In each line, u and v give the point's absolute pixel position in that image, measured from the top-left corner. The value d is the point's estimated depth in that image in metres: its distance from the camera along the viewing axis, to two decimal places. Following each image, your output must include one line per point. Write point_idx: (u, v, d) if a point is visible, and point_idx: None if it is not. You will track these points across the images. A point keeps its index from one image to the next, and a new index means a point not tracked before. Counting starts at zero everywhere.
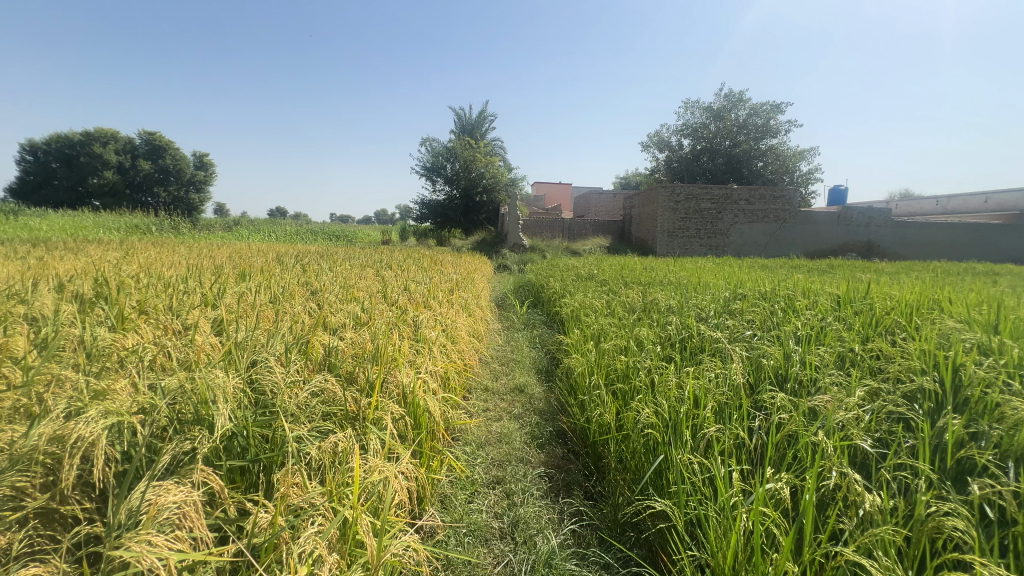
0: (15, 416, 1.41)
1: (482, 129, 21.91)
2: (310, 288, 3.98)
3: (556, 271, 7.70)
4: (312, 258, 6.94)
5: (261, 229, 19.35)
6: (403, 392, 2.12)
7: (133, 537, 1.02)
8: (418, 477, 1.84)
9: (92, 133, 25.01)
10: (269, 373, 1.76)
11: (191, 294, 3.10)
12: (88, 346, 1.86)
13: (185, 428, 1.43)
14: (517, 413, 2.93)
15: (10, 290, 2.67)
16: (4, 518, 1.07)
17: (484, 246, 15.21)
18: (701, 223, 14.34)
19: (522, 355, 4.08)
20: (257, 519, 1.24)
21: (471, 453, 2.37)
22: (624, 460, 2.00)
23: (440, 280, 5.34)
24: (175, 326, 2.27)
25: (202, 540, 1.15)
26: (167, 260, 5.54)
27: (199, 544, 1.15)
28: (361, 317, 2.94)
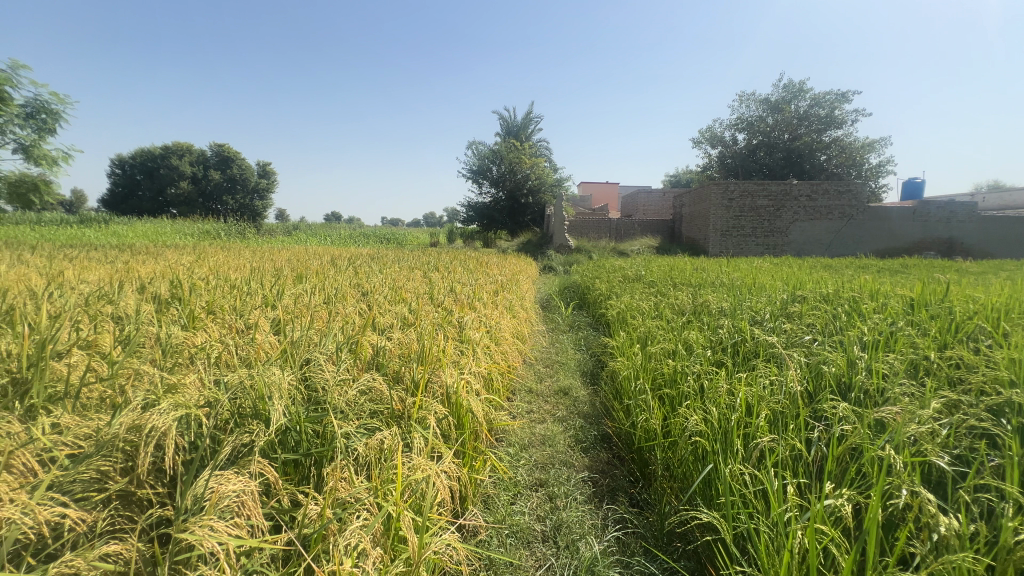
0: (102, 405, 1.56)
1: (527, 130, 21.90)
2: (362, 289, 4.14)
3: (602, 272, 7.58)
4: (365, 261, 7.20)
5: (318, 233, 20.36)
6: (446, 392, 2.16)
7: (196, 521, 1.10)
8: (462, 477, 1.86)
9: (171, 147, 27.29)
10: (321, 371, 1.83)
11: (253, 295, 3.30)
12: (163, 342, 2.03)
13: (245, 421, 1.53)
14: (562, 415, 2.91)
15: (100, 292, 2.96)
16: (91, 499, 1.19)
17: (530, 248, 15.23)
18: (757, 221, 13.69)
19: (568, 357, 4.05)
20: (308, 511, 1.31)
21: (514, 454, 2.38)
22: (671, 468, 1.94)
23: (485, 281, 5.39)
24: (238, 325, 2.43)
25: (258, 528, 1.23)
26: (233, 263, 5.93)
27: (256, 531, 1.23)
28: (408, 318, 3.03)
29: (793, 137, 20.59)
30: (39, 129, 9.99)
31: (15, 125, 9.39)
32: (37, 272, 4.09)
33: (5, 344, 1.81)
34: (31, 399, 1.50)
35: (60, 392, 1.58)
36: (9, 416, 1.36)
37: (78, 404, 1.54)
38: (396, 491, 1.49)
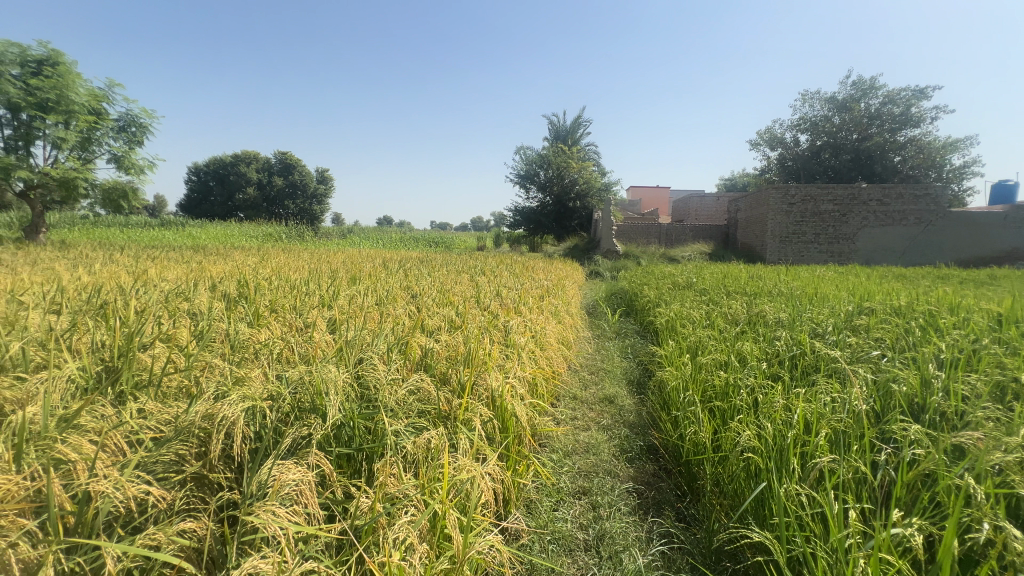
0: (180, 394, 1.70)
1: (576, 134, 21.77)
2: (411, 292, 4.26)
3: (651, 278, 7.40)
4: (415, 264, 7.41)
5: (370, 236, 21.16)
6: (491, 395, 2.18)
7: (260, 506, 1.18)
8: (505, 480, 1.88)
9: (241, 155, 29.31)
10: (373, 370, 1.91)
11: (311, 295, 3.48)
12: (232, 338, 2.18)
13: (303, 415, 1.62)
14: (606, 424, 2.86)
15: (177, 289, 3.22)
16: (170, 479, 1.31)
17: (577, 253, 15.10)
18: (821, 227, 12.91)
19: (614, 365, 3.97)
20: (359, 503, 1.37)
21: (557, 460, 2.36)
22: (722, 484, 1.86)
23: (531, 286, 5.40)
24: (297, 324, 2.57)
25: (314, 516, 1.30)
26: (293, 264, 6.28)
27: (312, 519, 1.29)
28: (455, 321, 3.08)
29: (862, 137, 19.26)
30: (129, 141, 10.98)
31: (109, 138, 10.38)
32: (124, 271, 4.49)
33: (100, 336, 2.01)
34: (121, 385, 1.66)
35: (144, 380, 1.73)
36: (103, 400, 1.51)
37: (160, 391, 1.69)
38: (442, 489, 1.52)
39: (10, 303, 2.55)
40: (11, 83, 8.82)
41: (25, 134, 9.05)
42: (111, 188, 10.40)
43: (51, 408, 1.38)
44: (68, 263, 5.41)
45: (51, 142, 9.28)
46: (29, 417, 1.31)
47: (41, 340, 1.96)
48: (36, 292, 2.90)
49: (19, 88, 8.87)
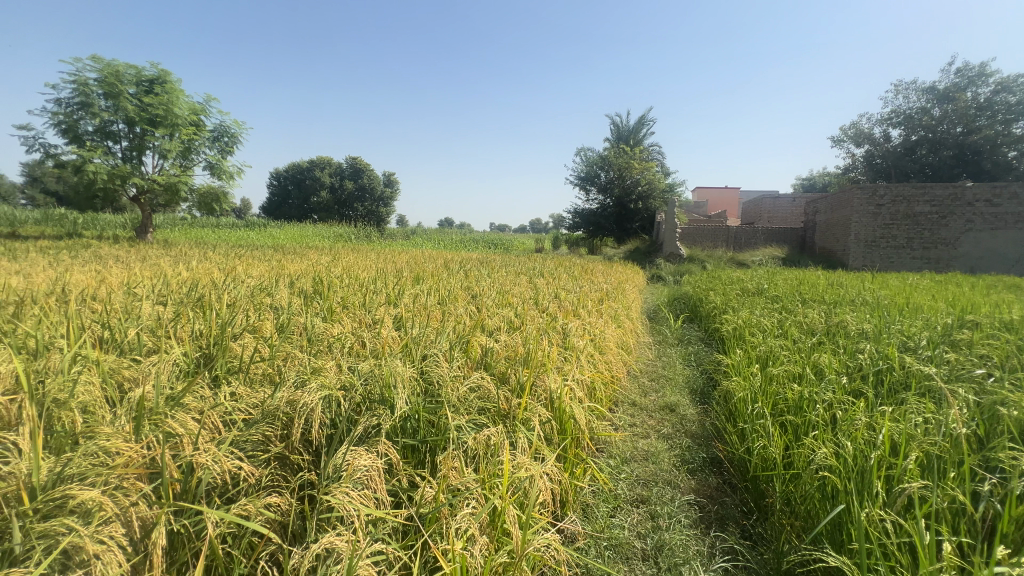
0: (265, 379, 1.86)
1: (639, 134, 21.22)
2: (471, 292, 4.35)
3: (717, 283, 7.07)
4: (474, 265, 7.56)
5: (432, 237, 21.84)
6: (550, 396, 2.18)
7: (336, 487, 1.26)
8: (562, 481, 1.87)
9: (316, 161, 31.36)
10: (437, 366, 1.97)
11: (379, 294, 3.65)
12: (309, 332, 2.35)
13: (372, 405, 1.70)
14: (667, 433, 2.76)
15: (261, 285, 3.51)
16: (257, 457, 1.43)
17: (638, 256, 14.71)
18: (915, 230, 11.71)
19: (676, 372, 3.82)
20: (424, 492, 1.42)
21: (615, 466, 2.31)
22: (793, 504, 1.74)
23: (590, 289, 5.34)
24: (367, 320, 2.72)
25: (382, 501, 1.37)
26: (361, 263, 6.63)
27: (380, 503, 1.37)
28: (514, 322, 3.12)
29: (968, 130, 17.16)
30: (222, 150, 12.07)
31: (206, 148, 11.46)
32: (215, 268, 4.94)
33: (199, 324, 2.24)
34: (216, 370, 1.84)
35: (236, 366, 1.91)
36: (202, 382, 1.69)
37: (248, 376, 1.85)
38: (501, 485, 1.55)
39: (126, 293, 2.89)
40: (129, 101, 10.01)
41: (138, 145, 10.24)
42: (206, 193, 11.45)
43: (162, 386, 1.56)
44: (170, 259, 6.03)
45: (158, 151, 10.43)
46: (145, 395, 1.49)
47: (152, 326, 2.21)
48: (145, 285, 3.27)
49: (135, 105, 10.04)
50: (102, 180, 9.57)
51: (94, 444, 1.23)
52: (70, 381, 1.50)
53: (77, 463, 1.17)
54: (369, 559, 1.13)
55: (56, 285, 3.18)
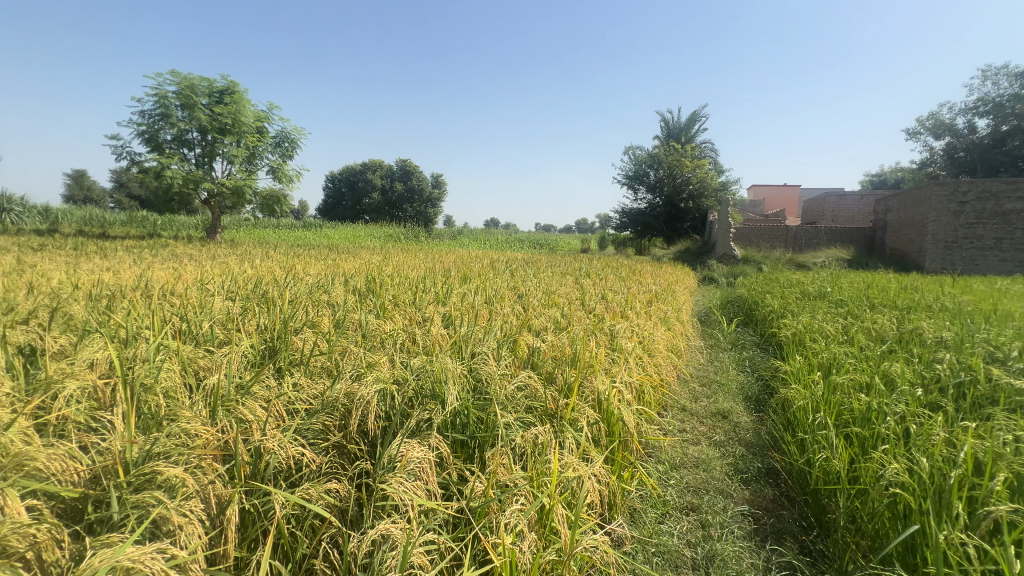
0: (323, 372, 1.95)
1: (691, 131, 20.52)
2: (517, 291, 4.37)
3: (774, 286, 6.72)
4: (521, 265, 7.60)
5: (478, 237, 22.13)
6: (598, 398, 2.16)
7: (390, 477, 1.31)
8: (610, 483, 1.84)
9: (369, 164, 32.61)
10: (485, 364, 2.00)
11: (428, 292, 3.74)
12: (364, 328, 2.44)
13: (424, 399, 1.75)
14: (719, 440, 2.66)
15: (318, 283, 3.69)
16: (318, 444, 1.51)
17: (688, 257, 14.24)
18: (1004, 230, 10.62)
19: (729, 378, 3.66)
20: (474, 487, 1.45)
21: (664, 472, 2.25)
22: (859, 521, 1.63)
23: (638, 290, 5.22)
24: (417, 318, 2.79)
25: (434, 492, 1.41)
26: (411, 263, 6.82)
27: (432, 494, 1.41)
28: (561, 322, 3.11)
29: None
30: (283, 155, 12.80)
31: (268, 153, 12.18)
32: (277, 266, 5.25)
33: (264, 318, 2.39)
34: (280, 361, 1.96)
35: (297, 358, 2.02)
36: (268, 373, 1.80)
37: (309, 368, 1.96)
38: (549, 483, 1.55)
39: (200, 289, 3.13)
40: (202, 111, 10.82)
41: (209, 152, 11.04)
42: (268, 196, 12.15)
43: (233, 375, 1.68)
44: (237, 258, 6.46)
45: (227, 157, 11.20)
46: (218, 383, 1.61)
47: (223, 320, 2.38)
48: (216, 281, 3.52)
49: (207, 115, 10.84)
50: (178, 184, 10.40)
51: (177, 426, 1.34)
52: (155, 368, 1.65)
53: (161, 442, 1.28)
54: (422, 548, 1.17)
55: (141, 281, 3.49)
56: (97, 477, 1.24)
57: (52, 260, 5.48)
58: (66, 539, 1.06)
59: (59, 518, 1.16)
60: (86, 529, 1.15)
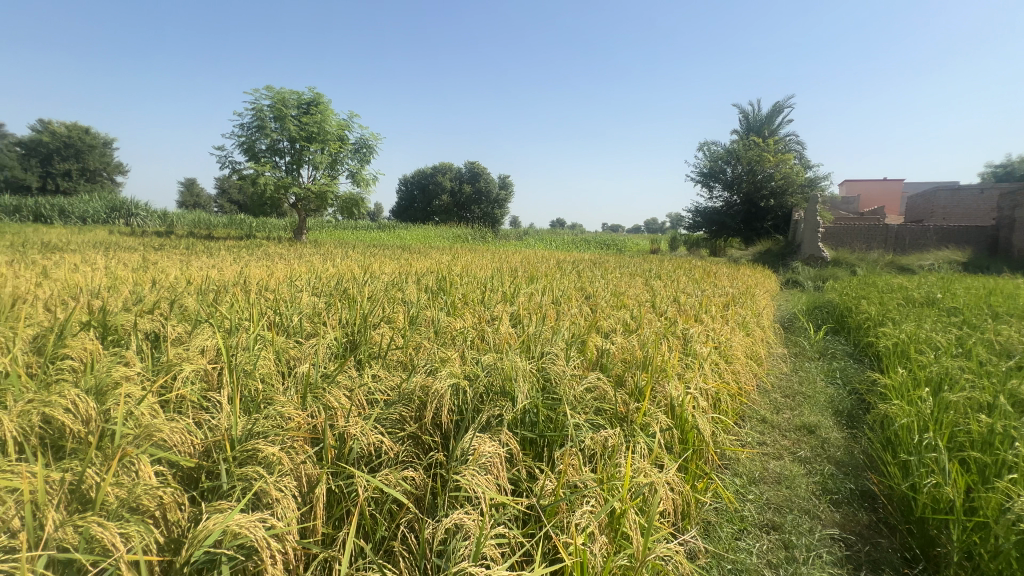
0: (400, 365, 2.05)
1: (774, 123, 19.10)
2: (585, 292, 4.32)
3: (871, 291, 6.09)
4: (587, 265, 7.49)
5: (544, 237, 22.13)
6: (671, 403, 2.09)
7: (464, 469, 1.36)
8: (684, 493, 1.77)
9: (439, 167, 33.74)
10: (554, 363, 2.01)
11: (496, 292, 3.80)
12: (436, 325, 2.53)
13: (494, 396, 1.79)
14: (804, 456, 2.45)
15: (394, 281, 3.87)
16: (396, 433, 1.59)
17: (769, 258, 13.28)
18: None
19: (816, 390, 3.38)
20: (544, 485, 1.46)
21: (741, 485, 2.12)
22: (979, 558, 1.44)
23: (713, 293, 4.96)
24: (486, 316, 2.85)
25: (504, 488, 1.43)
26: (479, 263, 6.95)
27: (502, 490, 1.43)
28: (631, 324, 3.03)
29: None
30: (363, 160, 13.59)
31: (349, 159, 12.98)
32: (355, 265, 5.58)
33: (347, 314, 2.56)
34: (360, 353, 2.09)
35: (376, 351, 2.14)
36: (350, 364, 1.92)
37: (386, 360, 2.07)
38: (620, 488, 1.52)
39: (290, 285, 3.41)
40: (291, 122, 11.78)
41: (297, 160, 11.98)
42: (347, 199, 12.94)
43: (320, 365, 1.82)
44: (319, 257, 6.94)
45: (312, 164, 12.09)
46: (307, 371, 1.75)
47: (310, 314, 2.58)
48: (303, 279, 3.81)
49: (296, 125, 11.79)
50: (270, 190, 11.39)
51: (275, 409, 1.48)
52: (254, 356, 1.82)
53: (261, 423, 1.42)
54: (493, 541, 1.20)
55: (240, 277, 3.87)
56: (208, 451, 1.39)
57: (168, 258, 6.22)
58: (186, 503, 1.21)
59: (180, 484, 1.32)
60: (200, 496, 1.30)
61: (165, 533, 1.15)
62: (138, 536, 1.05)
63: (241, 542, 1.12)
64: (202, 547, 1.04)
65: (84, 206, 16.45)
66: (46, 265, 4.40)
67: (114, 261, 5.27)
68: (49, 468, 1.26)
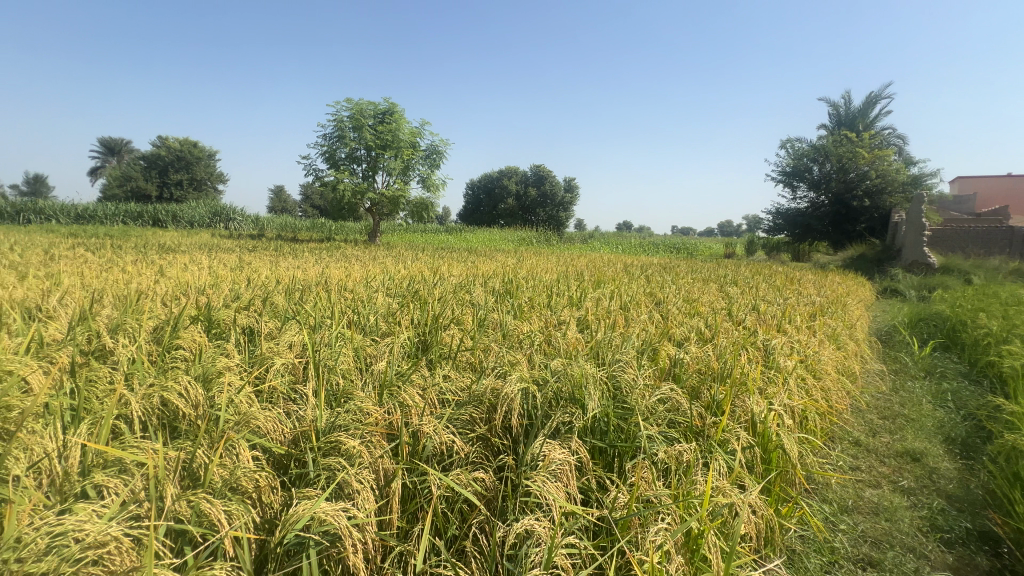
0: (470, 366, 2.10)
1: (870, 115, 17.36)
2: (655, 298, 4.17)
3: (993, 302, 5.33)
4: (657, 270, 7.25)
5: (610, 241, 21.68)
6: (752, 419, 1.97)
7: (534, 475, 1.37)
8: (767, 518, 1.65)
9: (506, 171, 34.18)
10: (625, 372, 1.96)
11: (563, 296, 3.78)
12: (505, 328, 2.57)
13: (564, 402, 1.78)
14: (907, 487, 2.19)
15: (462, 284, 3.97)
16: (468, 434, 1.63)
17: (862, 264, 12.08)
18: None
19: (922, 412, 3.02)
20: (616, 497, 1.43)
21: (831, 513, 1.94)
22: None
23: (797, 302, 4.59)
24: (553, 321, 2.84)
25: (573, 496, 1.42)
26: (543, 266, 6.95)
27: (572, 499, 1.42)
28: (705, 333, 2.89)
29: None
30: (433, 166, 14.11)
31: (420, 165, 13.52)
32: (425, 267, 5.78)
33: (420, 315, 2.66)
34: (432, 354, 2.17)
35: (448, 352, 2.21)
36: (423, 364, 2.00)
37: (457, 361, 2.13)
38: (697, 506, 1.44)
39: (366, 286, 3.61)
40: (368, 131, 12.50)
41: (373, 166, 12.68)
42: (418, 203, 13.48)
43: (396, 363, 1.91)
44: (392, 259, 7.27)
45: (386, 170, 12.75)
46: (384, 369, 1.85)
47: (385, 313, 2.72)
48: (377, 280, 4.01)
49: (372, 134, 12.50)
50: (348, 195, 12.16)
51: (356, 403, 1.57)
52: (336, 353, 1.95)
53: (344, 416, 1.52)
54: (564, 551, 1.19)
55: (322, 277, 4.15)
56: (297, 439, 1.51)
57: (260, 258, 6.82)
58: (278, 487, 1.32)
59: (273, 468, 1.45)
60: (289, 481, 1.41)
61: (260, 513, 1.26)
62: (238, 514, 1.16)
63: (327, 529, 1.20)
64: (293, 530, 1.13)
65: (192, 211, 18.47)
66: (163, 265, 4.99)
67: (216, 261, 5.87)
68: (166, 446, 1.42)
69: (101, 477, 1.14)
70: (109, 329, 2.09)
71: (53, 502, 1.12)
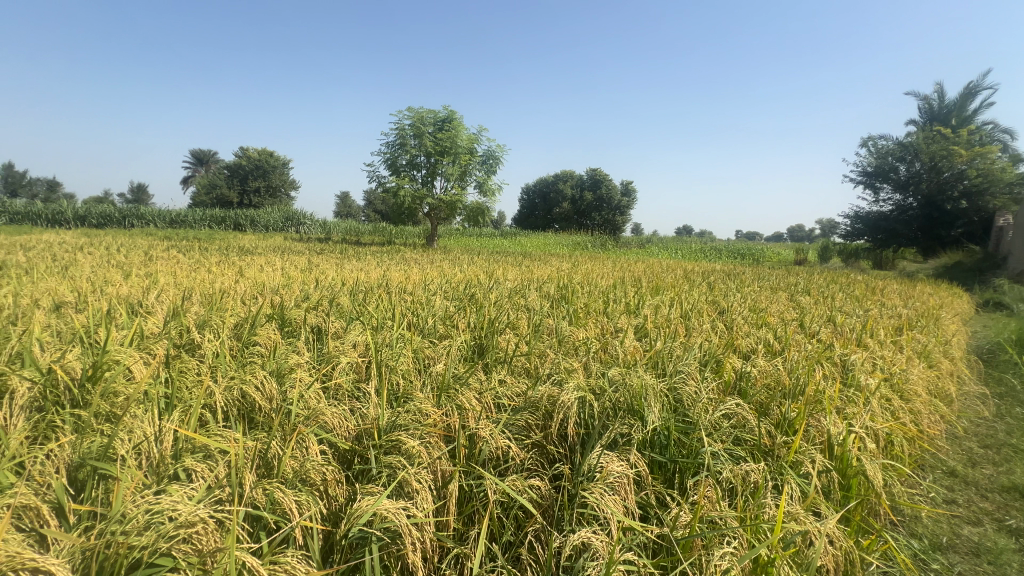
0: (525, 371, 2.11)
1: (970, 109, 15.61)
2: (718, 307, 3.98)
3: None
4: (720, 277, 6.90)
5: (670, 245, 20.96)
6: (828, 441, 1.84)
7: (592, 486, 1.35)
8: (846, 549, 1.52)
9: (562, 175, 34.05)
10: (687, 384, 1.89)
11: (620, 302, 3.69)
12: (560, 335, 2.55)
13: (623, 413, 1.74)
14: (1015, 527, 1.94)
15: (517, 289, 3.98)
16: (523, 441, 1.64)
17: (959, 273, 10.87)
18: None
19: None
20: (677, 515, 1.38)
21: (921, 550, 1.76)
22: None
23: (881, 314, 4.20)
24: (609, 328, 2.79)
25: (631, 511, 1.38)
26: (599, 271, 6.84)
27: (630, 513, 1.39)
28: (774, 346, 2.72)
29: None
30: (490, 171, 14.33)
31: (477, 170, 13.79)
32: (481, 271, 5.87)
33: (476, 320, 2.70)
34: (488, 359, 2.20)
35: (503, 356, 2.22)
36: (479, 368, 2.03)
37: (512, 367, 2.14)
38: (768, 532, 1.36)
39: (425, 289, 3.71)
40: (428, 138, 12.93)
41: (432, 172, 13.09)
42: (474, 208, 13.71)
43: (454, 367, 1.95)
44: (449, 263, 7.44)
45: (445, 176, 13.10)
46: (442, 372, 1.90)
47: (442, 316, 2.78)
48: (435, 283, 4.11)
49: (432, 141, 12.92)
50: (409, 201, 12.62)
51: (416, 404, 1.63)
52: (397, 353, 2.02)
53: (405, 416, 1.57)
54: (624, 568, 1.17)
55: (384, 280, 4.32)
56: (360, 437, 1.58)
57: (328, 261, 7.23)
58: (343, 482, 1.39)
59: (338, 463, 1.52)
60: (353, 476, 1.48)
61: (326, 505, 1.33)
62: (307, 504, 1.23)
63: (389, 526, 1.24)
64: (357, 524, 1.19)
65: (268, 216, 19.92)
66: (242, 266, 5.41)
67: (289, 263, 6.27)
68: (245, 435, 1.54)
69: (191, 462, 1.25)
70: (198, 324, 2.29)
71: (151, 482, 1.25)
